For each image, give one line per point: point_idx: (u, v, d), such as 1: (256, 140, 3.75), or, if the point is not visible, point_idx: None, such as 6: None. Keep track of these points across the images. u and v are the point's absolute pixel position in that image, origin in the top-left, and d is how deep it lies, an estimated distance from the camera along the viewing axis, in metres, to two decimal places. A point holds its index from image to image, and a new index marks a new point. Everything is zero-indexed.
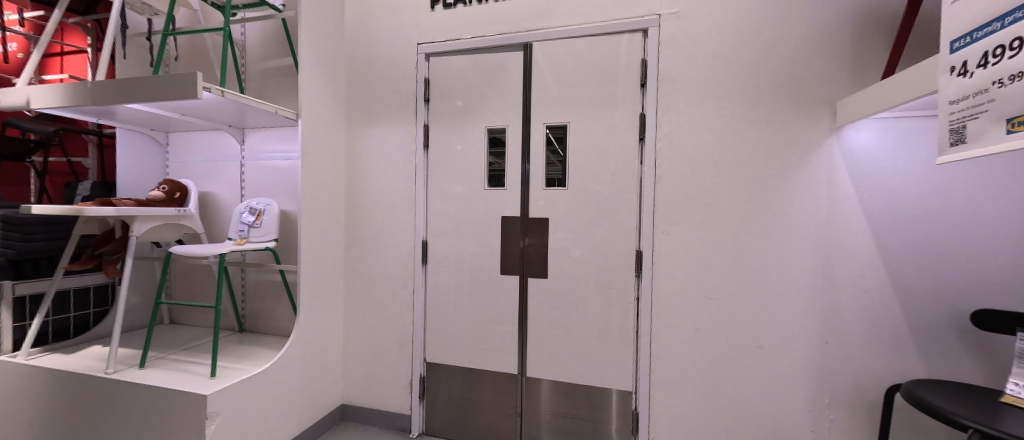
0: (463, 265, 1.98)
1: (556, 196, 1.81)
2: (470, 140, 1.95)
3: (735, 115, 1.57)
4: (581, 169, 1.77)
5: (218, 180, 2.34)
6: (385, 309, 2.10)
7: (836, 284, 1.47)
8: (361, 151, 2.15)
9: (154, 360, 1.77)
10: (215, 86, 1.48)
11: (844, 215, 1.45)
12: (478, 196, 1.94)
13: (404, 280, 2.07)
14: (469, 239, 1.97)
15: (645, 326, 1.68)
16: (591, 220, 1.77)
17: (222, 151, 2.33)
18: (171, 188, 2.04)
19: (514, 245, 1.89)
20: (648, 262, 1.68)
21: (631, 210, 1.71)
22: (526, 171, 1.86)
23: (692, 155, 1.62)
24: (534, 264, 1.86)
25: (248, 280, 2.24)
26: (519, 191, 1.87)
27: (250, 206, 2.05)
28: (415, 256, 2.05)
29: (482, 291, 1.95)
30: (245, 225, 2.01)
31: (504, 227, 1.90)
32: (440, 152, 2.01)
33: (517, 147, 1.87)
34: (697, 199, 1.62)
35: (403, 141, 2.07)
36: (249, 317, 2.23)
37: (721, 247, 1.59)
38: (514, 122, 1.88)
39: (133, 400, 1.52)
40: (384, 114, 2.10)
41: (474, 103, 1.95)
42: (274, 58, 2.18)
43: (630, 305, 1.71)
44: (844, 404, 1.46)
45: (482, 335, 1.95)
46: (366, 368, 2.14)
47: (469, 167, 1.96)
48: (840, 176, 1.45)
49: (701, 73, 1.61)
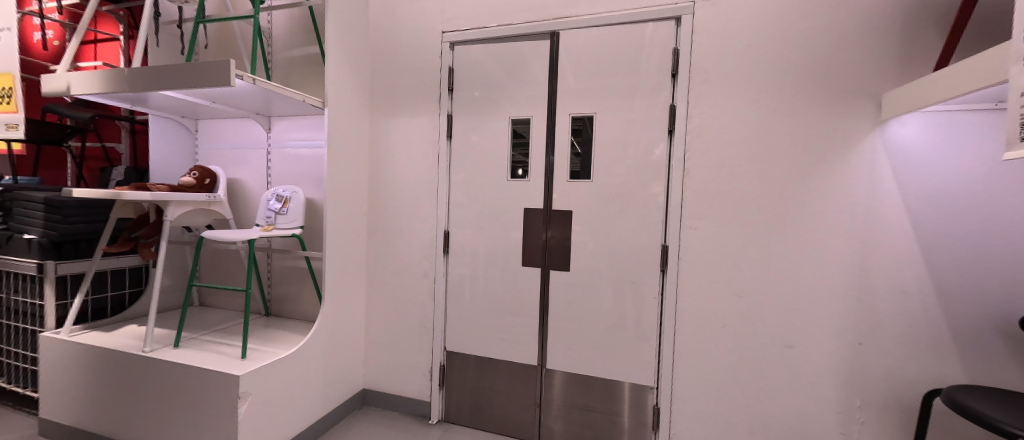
0: (484, 257, 1.98)
1: (581, 188, 1.79)
2: (494, 130, 1.94)
3: (770, 106, 1.51)
4: (606, 161, 1.75)
5: (243, 166, 2.37)
6: (406, 297, 2.13)
7: (873, 284, 1.41)
8: (384, 141, 2.15)
9: (187, 340, 1.83)
10: (247, 74, 1.49)
11: (884, 213, 1.39)
12: (501, 187, 1.93)
13: (425, 269, 2.09)
14: (491, 230, 1.96)
15: (670, 322, 1.66)
16: (615, 213, 1.74)
17: (248, 139, 2.35)
18: (201, 174, 2.10)
19: (536, 238, 1.88)
20: (674, 258, 1.65)
21: (658, 204, 1.67)
22: (550, 163, 1.84)
23: (723, 147, 1.58)
24: (556, 257, 1.85)
25: (274, 265, 2.28)
26: (542, 182, 1.85)
27: (277, 193, 2.08)
28: (437, 246, 2.06)
29: (502, 282, 1.95)
30: (272, 212, 2.05)
31: (526, 219, 1.89)
32: (463, 143, 2.00)
33: (542, 138, 1.85)
34: (728, 194, 1.57)
35: (427, 131, 2.07)
36: (275, 301, 2.29)
37: (751, 243, 1.55)
38: (539, 113, 1.85)
39: (168, 378, 1.58)
40: (408, 102, 2.10)
41: (498, 94, 1.93)
42: (300, 46, 2.19)
43: (652, 300, 1.69)
44: (875, 407, 1.42)
45: (502, 326, 1.95)
46: (388, 354, 2.17)
47: (492, 157, 1.94)
48: (882, 171, 1.39)
49: (735, 64, 1.56)
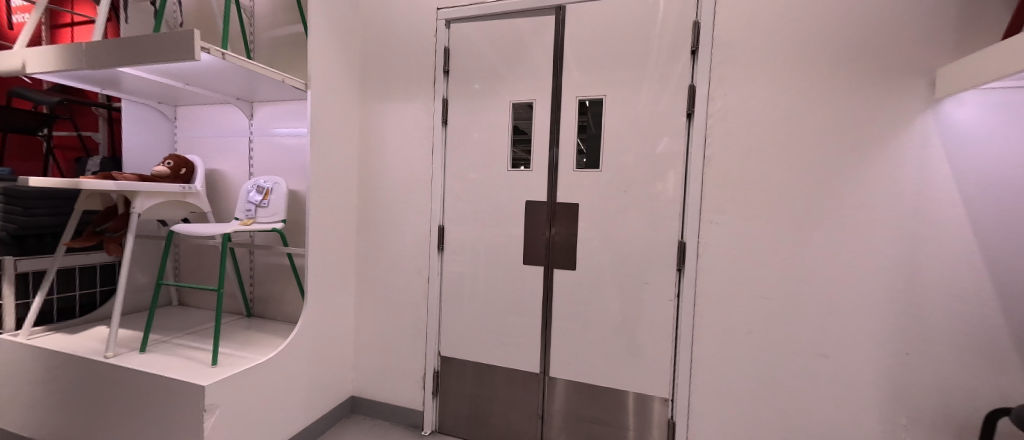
0: (482, 254, 1.82)
1: (589, 178, 1.62)
2: (493, 115, 1.78)
3: (804, 85, 1.35)
4: (617, 149, 1.58)
5: (223, 155, 2.21)
6: (398, 297, 1.97)
7: (922, 286, 1.25)
8: (374, 128, 1.98)
9: (156, 344, 1.68)
10: (214, 47, 1.32)
11: (935, 205, 1.22)
12: (500, 178, 1.77)
13: (418, 267, 1.93)
14: (490, 225, 1.80)
15: (687, 327, 1.49)
16: (627, 206, 1.58)
17: (229, 126, 2.19)
18: (177, 164, 1.94)
19: (539, 234, 1.72)
20: (692, 256, 1.48)
21: (675, 196, 1.51)
22: (555, 152, 1.67)
23: (749, 132, 1.41)
24: (561, 254, 1.68)
25: (257, 262, 2.12)
26: (547, 173, 1.69)
27: (257, 184, 1.91)
28: (431, 242, 1.90)
29: (502, 282, 1.79)
30: (252, 205, 1.89)
31: (529, 213, 1.73)
32: (460, 130, 1.84)
33: (545, 124, 1.68)
34: (754, 184, 1.41)
35: (420, 117, 1.90)
36: (257, 301, 2.13)
37: (780, 240, 1.38)
38: (542, 96, 1.69)
39: (130, 387, 1.42)
40: (400, 86, 1.93)
41: (498, 77, 1.76)
42: (283, 26, 2.03)
43: (667, 303, 1.52)
44: (923, 424, 1.26)
45: (501, 330, 1.79)
46: (378, 358, 2.01)
47: (491, 145, 1.78)
48: (936, 157, 1.22)
49: (763, 38, 1.39)
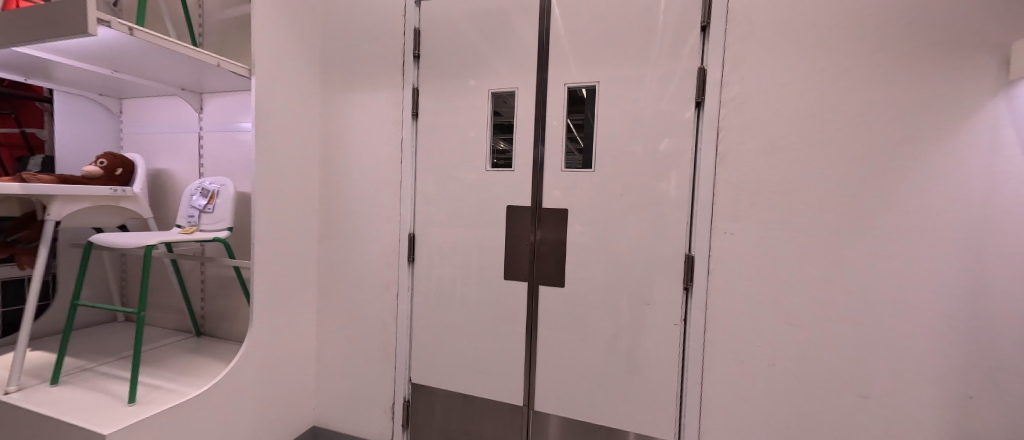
0: (459, 267, 1.59)
1: (580, 180, 1.40)
2: (470, 107, 1.55)
3: (839, 67, 1.11)
4: (612, 145, 1.35)
5: (171, 153, 1.97)
6: (364, 314, 1.73)
7: (989, 313, 1.00)
8: (336, 121, 1.74)
9: (75, 374, 1.44)
10: (116, 19, 1.08)
11: (1007, 213, 0.98)
12: (479, 179, 1.54)
13: (387, 280, 1.70)
14: (468, 232, 1.57)
15: (696, 358, 1.26)
16: (624, 212, 1.34)
17: (177, 121, 1.95)
18: (111, 163, 1.69)
19: (522, 244, 1.49)
20: (702, 272, 1.25)
21: (681, 201, 1.27)
22: (541, 147, 1.45)
23: (771, 124, 1.17)
24: (548, 268, 1.46)
25: (208, 274, 1.88)
26: (531, 173, 1.47)
27: (202, 186, 1.67)
28: (401, 251, 1.67)
29: (481, 299, 1.56)
30: (196, 210, 1.65)
31: (511, 219, 1.50)
32: (433, 124, 1.61)
33: (530, 116, 1.46)
34: (777, 187, 1.17)
35: (388, 109, 1.66)
36: (210, 318, 1.90)
37: (809, 254, 1.14)
38: (526, 84, 1.46)
39: (27, 431, 1.19)
40: (366, 73, 1.69)
41: (476, 61, 1.54)
42: (234, 5, 1.79)
43: (672, 327, 1.29)
44: None
45: (480, 354, 1.56)
46: (342, 384, 1.77)
47: (468, 141, 1.55)
48: (1009, 152, 0.97)
49: (788, 9, 1.15)
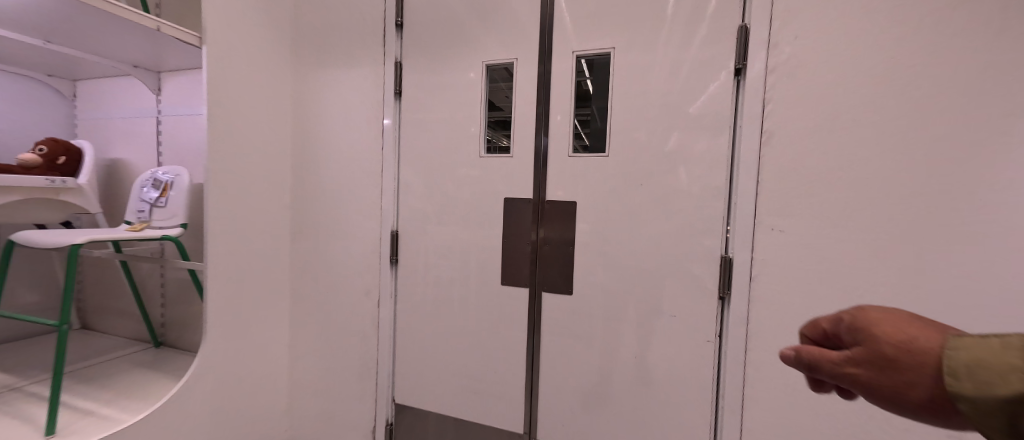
0: (449, 270, 1.37)
1: (592, 168, 1.18)
2: (462, 83, 1.33)
3: (922, 20, 0.88)
4: (629, 125, 1.13)
5: (128, 141, 1.75)
6: (342, 324, 1.51)
7: None
8: (309, 103, 1.52)
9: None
10: None
11: None
12: (472, 168, 1.32)
13: (367, 285, 1.48)
14: (459, 230, 1.35)
15: (734, 383, 1.04)
16: (645, 206, 1.12)
17: (134, 104, 1.74)
18: (53, 150, 1.46)
19: (522, 243, 1.27)
20: (742, 279, 1.02)
21: (715, 192, 1.05)
22: (543, 135, 1.23)
23: (831, 95, 0.94)
24: (553, 271, 1.24)
25: (168, 277, 1.67)
26: (533, 160, 1.25)
27: (154, 177, 1.46)
28: (383, 252, 1.45)
29: (475, 307, 1.34)
30: (147, 204, 1.44)
31: (510, 215, 1.28)
32: (420, 104, 1.38)
33: (532, 92, 1.24)
34: (838, 174, 0.94)
35: (367, 87, 1.44)
36: (171, 327, 1.68)
37: (880, 257, 0.91)
38: (527, 54, 1.25)
39: None
40: (342, 46, 1.47)
41: (468, 31, 1.32)
42: None
43: (703, 345, 1.07)
44: None
45: (474, 372, 1.35)
46: (317, 404, 1.55)
47: (459, 123, 1.33)
48: None
49: None
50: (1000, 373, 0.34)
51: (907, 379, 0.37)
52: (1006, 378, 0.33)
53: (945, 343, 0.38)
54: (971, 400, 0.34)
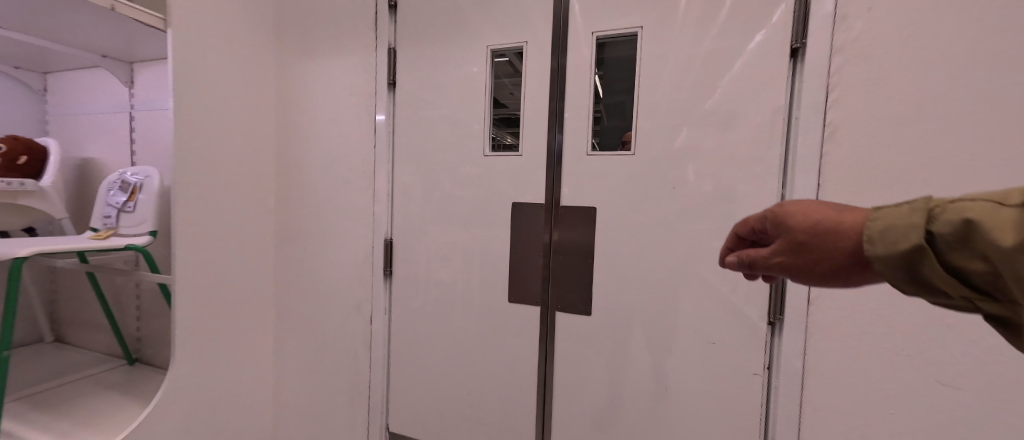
0: (450, 284, 1.22)
1: (615, 169, 1.03)
2: (464, 72, 1.17)
3: None
4: (659, 120, 0.98)
5: (100, 139, 1.61)
6: (331, 342, 1.36)
7: None
8: (294, 97, 1.36)
9: None
10: None
11: None
12: (476, 169, 1.17)
13: (358, 300, 1.32)
14: (462, 240, 1.20)
15: (786, 423, 0.88)
16: (678, 214, 0.97)
17: (106, 98, 1.60)
18: (12, 149, 1.32)
19: (533, 255, 1.13)
20: (797, 302, 0.86)
21: (763, 198, 0.90)
22: (558, 132, 1.08)
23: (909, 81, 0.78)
24: (569, 287, 1.09)
25: (143, 288, 1.53)
26: (546, 160, 1.10)
27: (123, 178, 1.32)
28: (376, 262, 1.30)
29: (480, 326, 1.19)
30: (113, 209, 1.29)
31: (520, 223, 1.13)
32: (416, 96, 1.23)
33: (544, 81, 1.09)
34: (918, 177, 0.78)
35: (357, 78, 1.29)
36: (147, 342, 1.54)
37: None
38: (539, 39, 1.09)
39: None
40: (330, 33, 1.31)
41: (471, 12, 1.16)
42: None
43: (749, 377, 0.92)
44: None
45: (479, 399, 1.20)
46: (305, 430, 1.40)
47: (461, 118, 1.18)
48: None
49: None
50: (897, 234, 0.37)
51: (818, 255, 0.41)
52: (902, 236, 0.37)
53: (857, 217, 0.41)
54: (880, 261, 0.38)
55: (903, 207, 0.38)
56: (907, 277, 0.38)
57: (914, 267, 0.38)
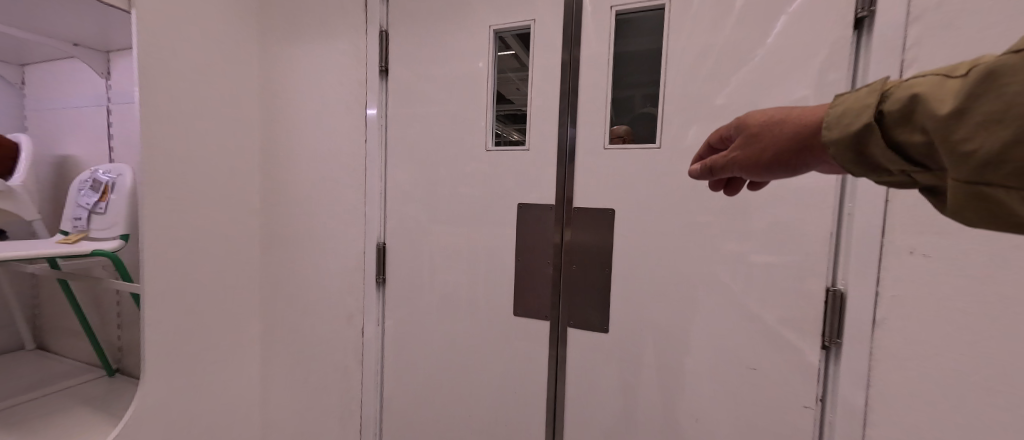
0: (451, 293, 1.10)
1: (638, 167, 0.90)
2: (463, 57, 1.04)
3: None
4: (689, 107, 0.85)
5: (77, 134, 1.51)
6: (321, 355, 1.25)
7: None
8: (280, 87, 1.24)
9: None
10: None
11: None
12: (478, 165, 1.04)
13: (350, 309, 1.21)
14: (462, 244, 1.08)
15: None
16: (713, 217, 0.84)
17: (82, 91, 1.50)
18: None
19: (544, 262, 1.01)
20: (858, 321, 0.73)
21: (816, 198, 0.76)
22: (571, 124, 0.94)
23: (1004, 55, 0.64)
24: (584, 297, 0.96)
25: (124, 294, 1.43)
26: (556, 154, 0.96)
27: (94, 176, 1.22)
28: (370, 268, 1.18)
29: (484, 340, 1.07)
30: (84, 210, 1.19)
31: (528, 226, 1.01)
32: (412, 84, 1.10)
33: (554, 65, 0.96)
34: None
35: (347, 64, 1.16)
36: (129, 351, 1.45)
37: None
38: (548, 16, 0.96)
39: None
40: (317, 15, 1.19)
41: None
42: None
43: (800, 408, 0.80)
44: None
45: (484, 421, 1.08)
46: None
47: (461, 108, 1.05)
48: None
49: None
50: (845, 116, 0.37)
51: (766, 144, 0.44)
52: (853, 118, 0.37)
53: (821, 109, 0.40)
54: (832, 145, 0.38)
55: (855, 89, 0.37)
56: (855, 158, 0.37)
57: (865, 149, 0.37)
